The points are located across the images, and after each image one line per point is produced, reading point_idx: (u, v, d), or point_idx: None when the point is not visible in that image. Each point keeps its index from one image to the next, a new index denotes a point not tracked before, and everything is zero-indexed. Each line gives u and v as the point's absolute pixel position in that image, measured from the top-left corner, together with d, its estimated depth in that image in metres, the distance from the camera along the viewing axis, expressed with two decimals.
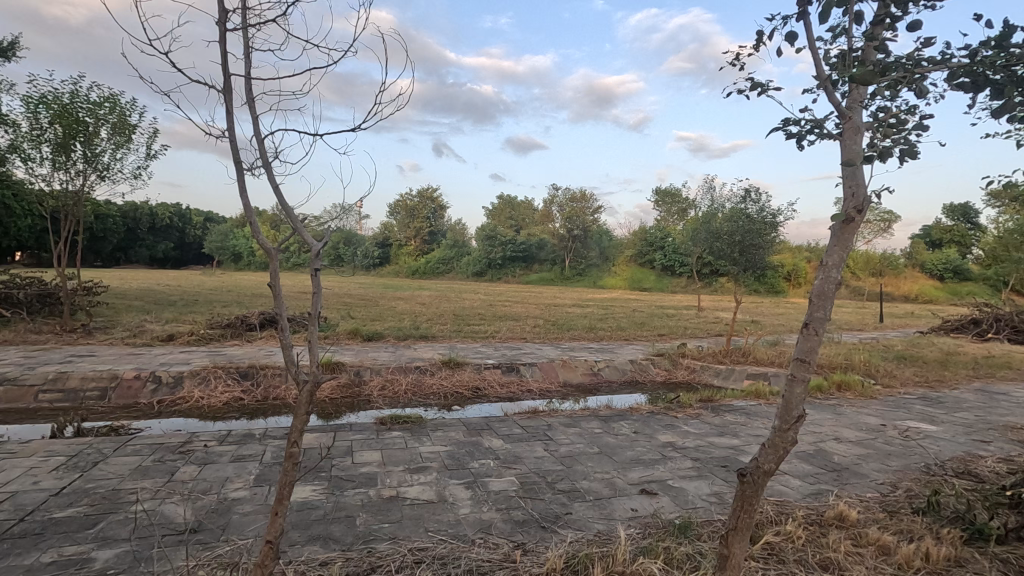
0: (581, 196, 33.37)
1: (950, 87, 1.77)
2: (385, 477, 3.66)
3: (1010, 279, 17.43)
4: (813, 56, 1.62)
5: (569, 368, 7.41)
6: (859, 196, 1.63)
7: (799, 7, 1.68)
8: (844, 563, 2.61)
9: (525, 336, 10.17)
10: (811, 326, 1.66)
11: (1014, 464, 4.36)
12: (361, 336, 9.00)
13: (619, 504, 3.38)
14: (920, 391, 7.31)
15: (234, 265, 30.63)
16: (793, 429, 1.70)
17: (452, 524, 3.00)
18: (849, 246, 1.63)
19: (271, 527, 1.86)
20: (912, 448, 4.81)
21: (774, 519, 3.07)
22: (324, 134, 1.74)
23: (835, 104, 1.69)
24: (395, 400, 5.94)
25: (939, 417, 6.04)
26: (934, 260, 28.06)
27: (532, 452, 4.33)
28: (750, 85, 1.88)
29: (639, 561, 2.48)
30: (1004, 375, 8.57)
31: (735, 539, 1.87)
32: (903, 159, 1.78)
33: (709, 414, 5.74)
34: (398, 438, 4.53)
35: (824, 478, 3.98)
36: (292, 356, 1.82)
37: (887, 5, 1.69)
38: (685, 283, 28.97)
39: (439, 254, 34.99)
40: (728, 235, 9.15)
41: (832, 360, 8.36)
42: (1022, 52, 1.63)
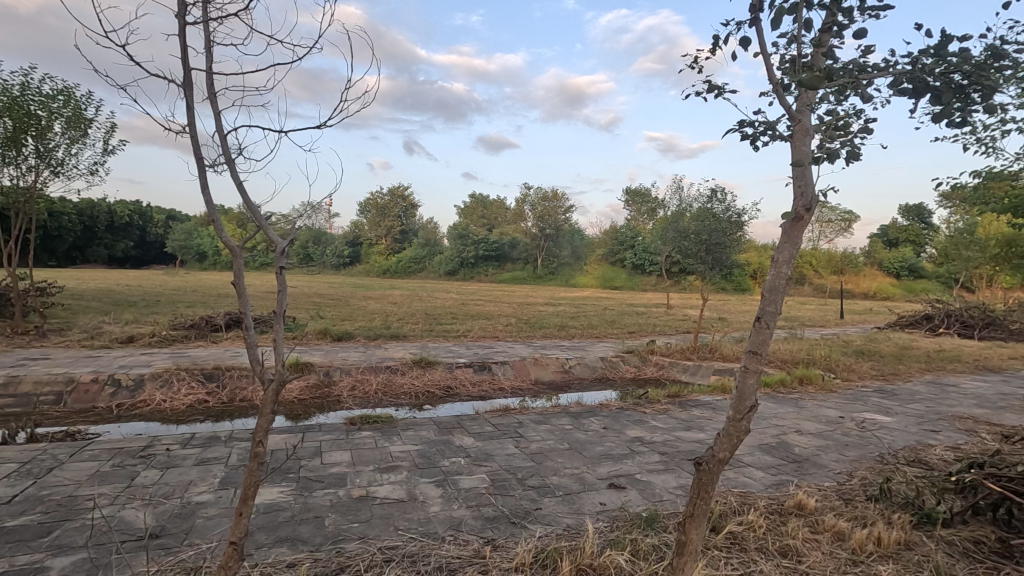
0: (553, 195, 33.59)
1: (892, 92, 1.86)
2: (354, 477, 3.64)
3: (960, 276, 18.34)
4: (766, 61, 1.69)
5: (540, 365, 7.48)
6: (807, 195, 1.72)
7: (751, 13, 1.74)
8: (801, 550, 2.72)
9: (497, 335, 10.20)
10: (763, 320, 1.73)
11: (961, 451, 4.59)
12: (331, 336, 8.90)
13: (588, 499, 3.45)
14: (876, 384, 7.63)
15: (198, 263, 29.78)
16: (746, 419, 1.77)
17: (422, 522, 3.01)
18: (798, 243, 1.71)
19: (235, 527, 1.84)
20: (868, 439, 5.02)
21: (737, 509, 3.18)
22: (288, 131, 1.73)
23: (785, 108, 1.76)
24: (365, 399, 5.90)
25: (893, 408, 6.32)
26: (891, 260, 29.23)
27: (502, 449, 4.36)
28: (708, 88, 1.94)
29: (607, 554, 2.53)
30: (954, 368, 9.02)
31: (692, 526, 1.94)
32: (849, 161, 1.86)
33: (677, 409, 5.88)
34: (368, 438, 4.50)
35: (785, 469, 4.13)
36: (257, 355, 1.80)
37: (834, 14, 1.77)
38: (655, 282, 29.46)
39: (411, 253, 34.75)
40: (696, 235, 9.36)
41: (794, 355, 8.64)
42: (958, 61, 1.73)
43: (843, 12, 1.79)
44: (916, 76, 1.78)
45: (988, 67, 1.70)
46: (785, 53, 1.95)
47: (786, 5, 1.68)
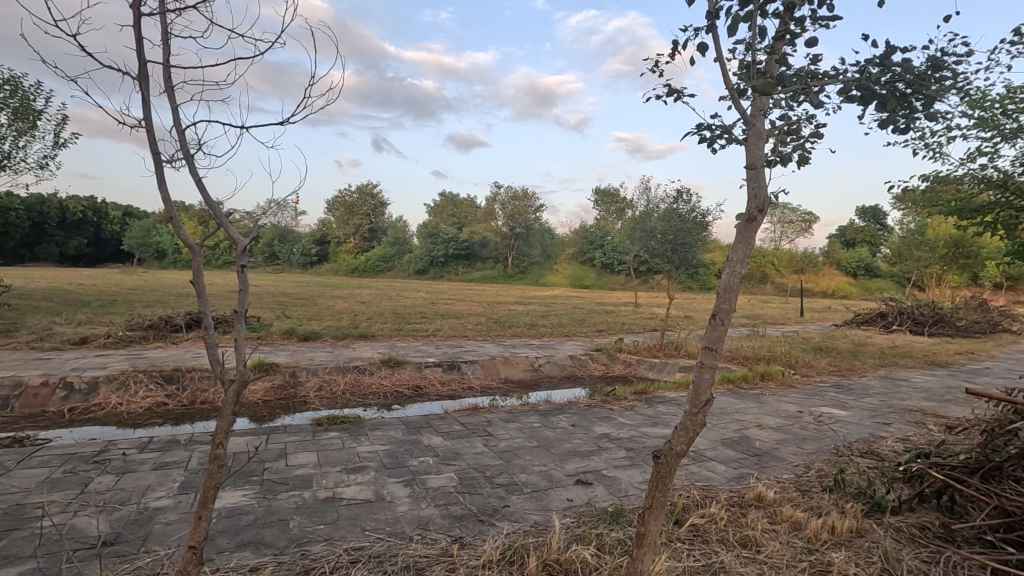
0: (523, 194, 33.70)
1: (842, 99, 1.94)
2: (321, 478, 3.60)
3: (911, 275, 19.17)
4: (722, 67, 1.74)
5: (510, 365, 7.51)
6: (760, 196, 1.79)
7: (708, 20, 1.80)
8: (760, 540, 2.82)
9: (467, 334, 10.19)
10: (717, 317, 1.79)
11: (910, 443, 4.82)
12: (297, 336, 8.74)
13: (555, 495, 3.49)
14: (833, 379, 7.93)
15: (156, 262, 28.80)
16: (701, 413, 1.83)
17: (390, 522, 3.00)
18: (751, 242, 1.78)
19: (194, 531, 1.81)
20: (824, 432, 5.22)
21: (700, 502, 3.27)
22: (250, 126, 1.71)
23: (741, 112, 1.82)
24: (332, 400, 5.82)
25: (849, 402, 6.57)
26: (848, 260, 30.39)
27: (471, 448, 4.37)
28: (667, 91, 1.99)
29: (572, 548, 2.57)
30: (905, 363, 9.44)
31: (650, 517, 1.99)
32: (800, 164, 1.94)
33: (643, 406, 5.99)
34: (335, 438, 4.45)
35: (746, 462, 4.26)
36: (218, 356, 1.77)
37: (787, 23, 1.84)
38: (623, 281, 29.87)
39: (380, 251, 34.32)
40: (662, 235, 9.53)
41: (756, 352, 8.90)
42: (902, 71, 1.82)
43: (795, 21, 1.87)
44: (864, 83, 1.87)
45: (927, 77, 1.79)
46: (742, 59, 2.01)
47: (740, 13, 1.75)
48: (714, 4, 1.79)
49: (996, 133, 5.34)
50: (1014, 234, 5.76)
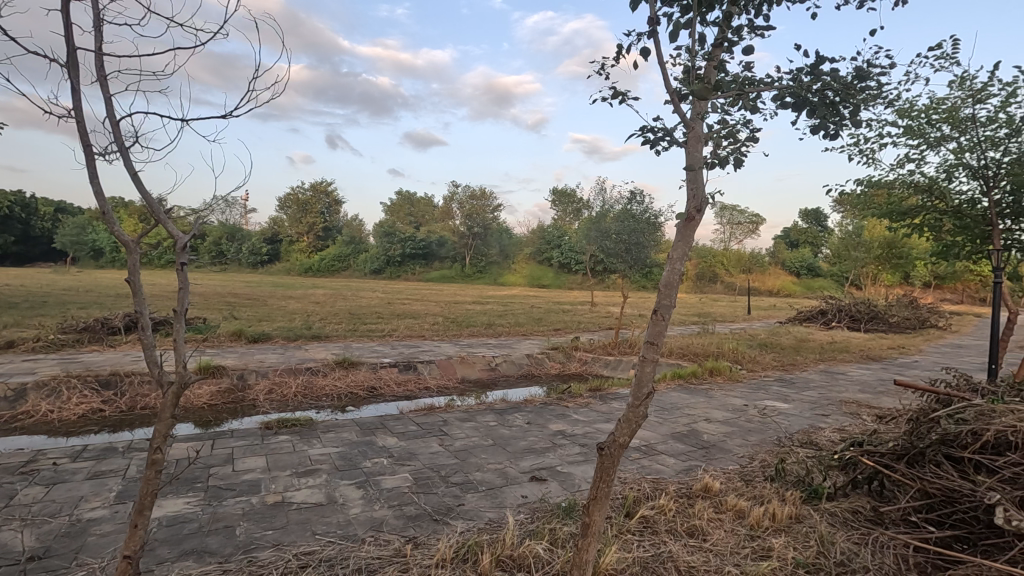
0: (481, 194, 33.71)
1: (776, 105, 2.04)
2: (269, 483, 3.51)
3: (850, 274, 20.29)
4: (663, 71, 1.80)
5: (466, 364, 7.52)
6: (698, 197, 1.85)
7: (651, 25, 1.85)
8: (706, 529, 2.93)
9: (423, 334, 10.11)
10: (659, 312, 1.85)
11: (845, 432, 5.11)
12: (246, 337, 8.48)
13: (510, 492, 3.52)
14: (776, 373, 8.31)
15: (93, 261, 27.31)
16: (644, 405, 1.89)
17: (341, 525, 2.96)
18: (690, 241, 1.85)
19: (129, 540, 1.74)
20: (768, 424, 5.47)
21: (650, 494, 3.37)
22: (190, 120, 1.67)
23: (681, 116, 1.89)
24: (283, 402, 5.66)
25: (791, 395, 6.92)
26: (793, 260, 31.86)
27: (426, 448, 4.35)
28: (612, 93, 2.04)
29: (526, 544, 2.61)
30: (843, 357, 9.99)
31: (594, 508, 2.05)
32: (736, 167, 2.04)
33: (597, 402, 6.12)
34: (285, 442, 4.34)
35: (694, 455, 4.41)
36: (156, 357, 1.71)
37: (725, 31, 1.93)
38: (580, 280, 30.30)
39: (335, 250, 33.60)
40: (617, 234, 9.73)
41: (705, 348, 9.22)
42: (831, 78, 1.93)
43: (732, 30, 1.96)
44: (797, 91, 1.97)
45: (853, 86, 1.91)
46: (685, 64, 2.08)
47: (679, 20, 1.81)
48: (656, 10, 1.85)
49: (922, 141, 5.72)
50: (938, 235, 6.19)
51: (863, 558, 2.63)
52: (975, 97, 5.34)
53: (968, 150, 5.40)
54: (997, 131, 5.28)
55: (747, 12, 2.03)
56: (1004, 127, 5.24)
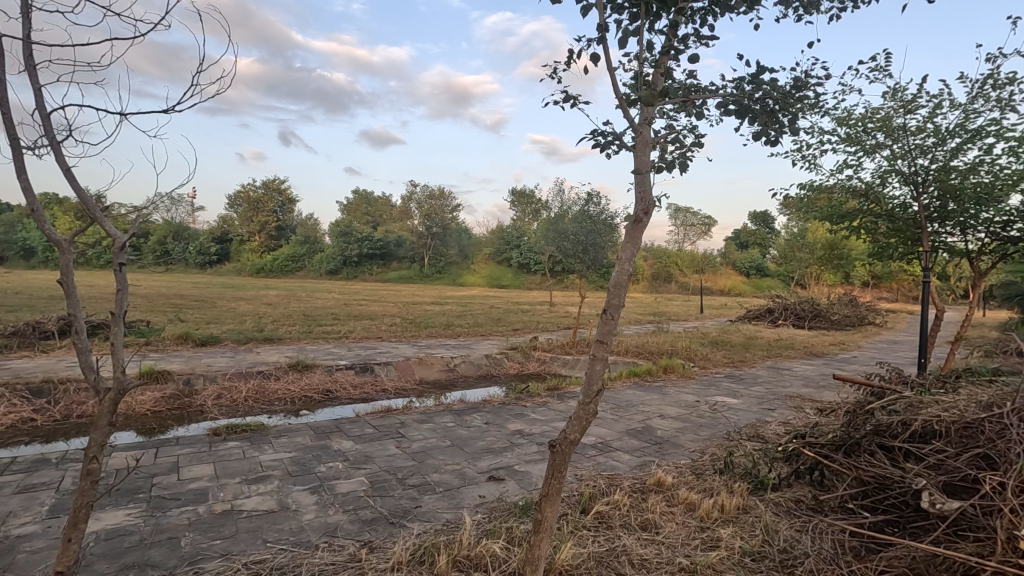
0: (440, 194, 33.52)
1: (720, 113, 2.12)
2: (218, 491, 3.39)
3: (795, 274, 21.24)
4: (611, 77, 1.84)
5: (425, 365, 7.47)
6: (646, 199, 1.91)
7: (600, 32, 1.90)
8: (658, 522, 3.02)
9: (380, 335, 9.98)
10: (609, 312, 1.90)
11: (790, 425, 5.35)
12: (193, 341, 8.15)
13: (468, 493, 3.52)
14: (726, 370, 8.62)
15: (22, 260, 25.59)
16: (594, 402, 1.93)
17: (294, 531, 2.90)
18: (638, 242, 1.90)
19: (62, 556, 1.66)
20: (718, 419, 5.67)
21: (606, 490, 3.44)
22: (129, 115, 1.61)
23: (629, 121, 1.94)
24: (233, 407, 5.48)
25: (740, 391, 7.20)
26: (743, 260, 33.09)
27: (383, 451, 4.30)
28: (564, 97, 2.08)
29: (483, 543, 2.62)
30: (788, 353, 10.46)
31: (546, 504, 2.08)
32: (682, 171, 2.11)
33: (555, 401, 6.20)
34: (235, 448, 4.20)
35: (648, 450, 4.53)
36: (92, 362, 1.64)
37: (671, 40, 2.00)
38: (540, 280, 30.50)
39: (288, 250, 32.66)
40: (574, 235, 9.87)
41: (660, 347, 9.47)
42: (770, 87, 2.02)
43: (678, 38, 2.04)
44: (738, 99, 2.05)
45: (790, 94, 2.00)
46: (634, 70, 2.14)
47: (627, 28, 1.86)
48: (606, 18, 1.89)
49: (859, 148, 6.04)
50: (874, 236, 6.55)
51: (803, 545, 2.76)
52: (906, 107, 5.69)
53: (900, 157, 5.74)
54: (925, 139, 5.64)
55: (692, 22, 2.11)
56: (932, 135, 5.60)
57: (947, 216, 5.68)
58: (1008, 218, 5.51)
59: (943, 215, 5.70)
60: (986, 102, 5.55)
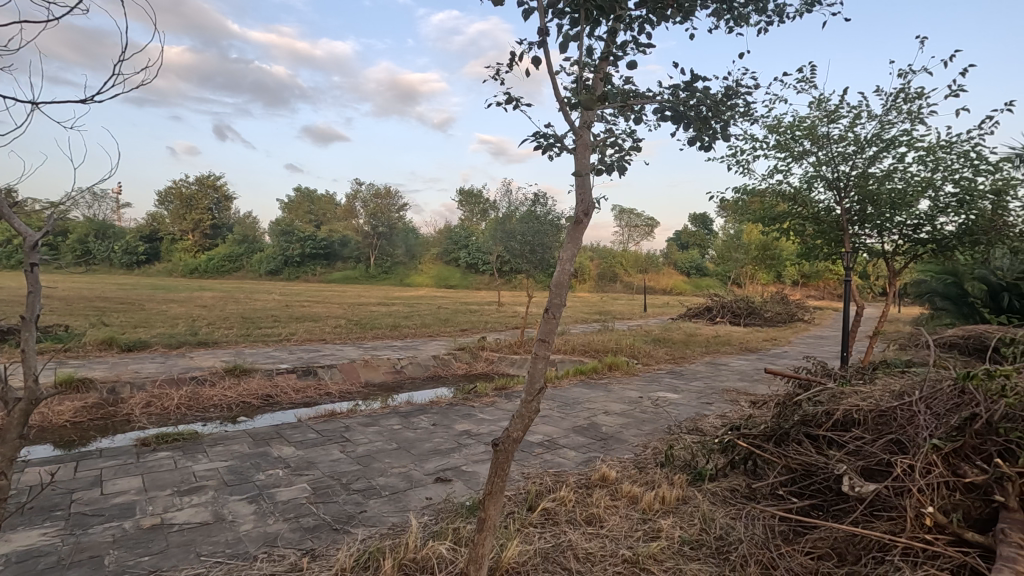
0: (386, 192, 32.99)
1: (658, 118, 2.19)
2: (146, 505, 3.21)
3: (732, 274, 22.26)
4: (552, 80, 1.87)
5: (371, 367, 7.33)
6: (586, 201, 1.96)
7: (541, 36, 1.93)
8: (602, 516, 3.10)
9: (324, 338, 9.71)
10: (550, 312, 1.93)
11: (726, 418, 5.61)
12: (119, 346, 7.65)
13: (414, 495, 3.49)
14: (668, 366, 8.93)
15: None
16: (536, 400, 1.96)
17: (230, 543, 2.78)
18: (578, 243, 1.95)
19: None
20: (660, 414, 5.88)
21: (552, 487, 3.50)
22: (42, 103, 1.50)
23: (570, 124, 1.98)
24: (163, 415, 5.19)
25: (680, 386, 7.49)
26: (684, 261, 34.37)
27: (326, 456, 4.19)
28: (506, 99, 2.10)
29: (429, 545, 2.60)
30: (725, 349, 10.96)
31: (490, 503, 2.10)
32: (621, 174, 2.18)
33: (502, 401, 6.23)
34: (165, 459, 3.98)
35: (593, 446, 4.63)
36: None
37: (610, 47, 2.06)
38: (488, 280, 30.53)
39: (225, 250, 31.18)
40: (522, 235, 9.96)
41: (605, 345, 9.69)
42: (703, 95, 2.11)
43: (617, 45, 2.10)
44: (675, 105, 2.13)
45: (721, 102, 2.09)
46: (574, 74, 2.19)
47: (567, 33, 1.90)
48: (546, 22, 1.93)
49: (788, 154, 6.40)
50: (802, 238, 6.95)
51: (738, 531, 2.90)
52: (829, 117, 6.07)
53: (824, 163, 6.13)
54: (847, 147, 6.04)
55: (630, 29, 2.17)
56: (853, 144, 6.01)
57: (866, 219, 6.10)
58: (918, 221, 5.99)
59: (863, 218, 6.11)
60: (899, 113, 6.01)
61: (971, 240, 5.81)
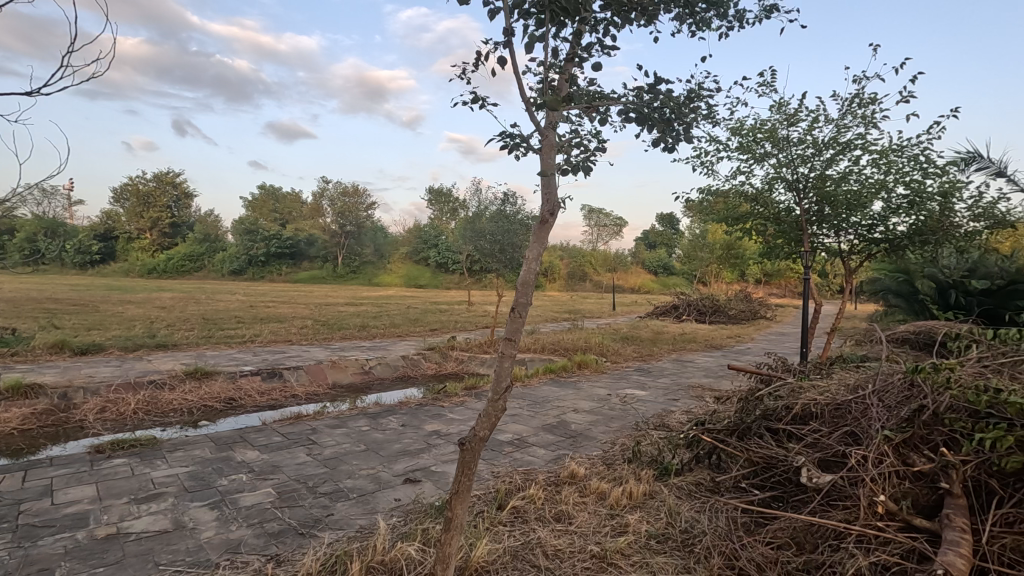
0: (354, 191, 32.53)
1: (622, 120, 2.22)
2: (101, 514, 3.09)
3: (697, 273, 22.75)
4: (517, 80, 1.88)
5: (338, 368, 7.22)
6: (551, 201, 1.97)
7: (506, 37, 1.93)
8: (571, 513, 3.13)
9: (290, 339, 9.51)
10: (517, 311, 1.94)
11: (692, 413, 5.73)
12: (71, 350, 7.33)
13: (383, 497, 3.46)
14: (635, 363, 9.07)
15: None
16: (502, 399, 1.97)
17: (191, 551, 2.70)
18: (544, 242, 1.97)
19: None
20: (628, 411, 5.97)
21: (522, 485, 3.51)
22: None
23: (535, 124, 1.99)
24: (120, 421, 5.00)
25: (648, 383, 7.62)
26: (651, 260, 34.96)
27: (292, 459, 4.11)
28: (473, 98, 2.09)
29: (397, 547, 2.58)
30: (691, 346, 11.20)
31: (457, 502, 2.10)
32: (586, 175, 2.20)
33: (472, 400, 6.23)
34: (121, 466, 3.83)
35: (562, 444, 4.67)
36: None
37: (575, 48, 2.08)
38: (458, 279, 30.42)
39: (185, 249, 30.18)
40: (491, 235, 9.96)
41: (575, 343, 9.79)
42: (667, 97, 2.15)
43: (582, 47, 2.12)
44: (639, 107, 2.16)
45: (683, 105, 2.14)
46: (540, 75, 2.20)
47: (533, 34, 1.91)
48: (512, 23, 1.93)
49: (750, 156, 6.57)
50: (763, 237, 7.15)
51: (702, 524, 2.97)
52: (789, 120, 6.27)
53: (784, 165, 6.32)
54: (805, 150, 6.24)
55: (596, 32, 2.20)
56: (811, 146, 6.21)
57: (824, 220, 6.32)
58: (872, 221, 6.24)
59: (820, 218, 6.33)
60: (853, 118, 6.25)
61: (920, 239, 6.08)
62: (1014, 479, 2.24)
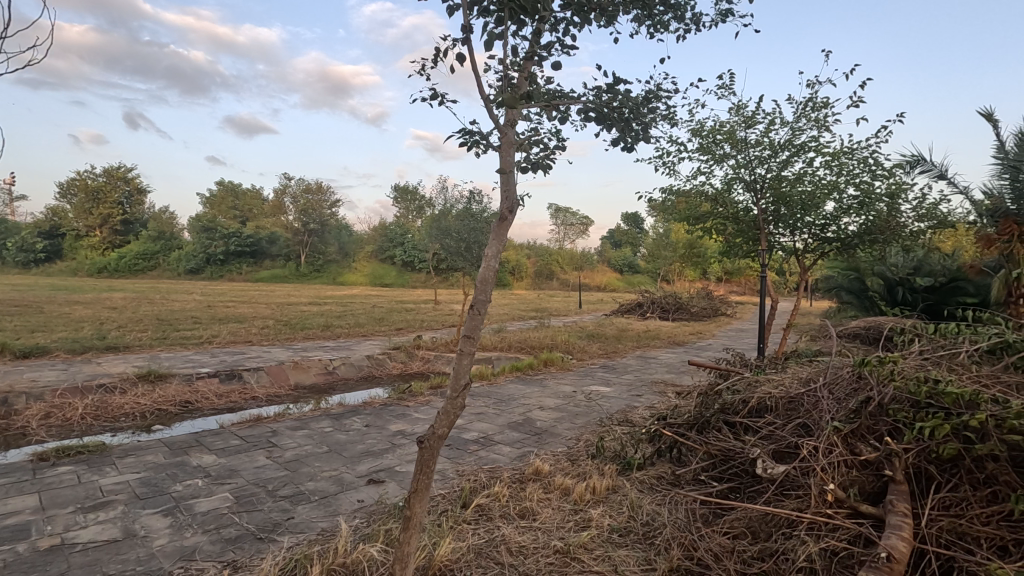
0: (317, 188, 31.88)
1: (582, 119, 2.25)
2: (44, 525, 2.94)
3: (661, 271, 23.21)
4: (475, 77, 1.88)
5: (300, 369, 7.06)
6: (510, 199, 1.98)
7: (465, 33, 1.93)
8: (535, 509, 3.15)
9: (250, 339, 9.25)
10: (476, 308, 1.94)
11: (654, 408, 5.84)
12: (12, 353, 6.95)
13: (345, 498, 3.41)
14: (601, 360, 9.19)
15: None
16: (461, 396, 1.97)
17: (142, 560, 2.60)
18: (503, 240, 1.97)
19: None
20: (593, 407, 6.04)
21: (487, 483, 3.52)
22: None
23: (494, 121, 1.99)
24: (66, 426, 4.77)
25: (613, 379, 7.73)
26: (616, 258, 35.48)
27: (250, 463, 4.00)
28: (431, 94, 2.07)
29: (360, 548, 2.53)
30: (654, 343, 11.42)
31: (416, 500, 2.08)
32: (545, 173, 2.22)
33: (438, 399, 6.19)
34: (67, 474, 3.66)
35: (527, 441, 4.69)
36: None
37: (534, 47, 2.09)
38: (425, 279, 30.19)
39: (137, 246, 28.94)
40: (457, 233, 9.92)
41: (541, 341, 9.84)
42: (624, 97, 2.19)
43: (542, 46, 2.14)
44: (597, 107, 2.19)
45: (640, 105, 2.18)
46: (500, 73, 2.20)
47: (493, 30, 1.91)
48: (470, 20, 1.93)
49: (710, 157, 6.74)
50: (723, 236, 7.35)
51: (662, 516, 3.03)
52: (747, 122, 6.45)
53: (743, 166, 6.50)
54: (763, 151, 6.44)
55: (556, 31, 2.22)
56: (768, 148, 6.41)
57: (780, 219, 6.54)
58: (825, 221, 6.48)
59: (777, 217, 6.54)
60: (807, 121, 6.48)
61: (870, 238, 6.37)
62: (951, 465, 2.35)
